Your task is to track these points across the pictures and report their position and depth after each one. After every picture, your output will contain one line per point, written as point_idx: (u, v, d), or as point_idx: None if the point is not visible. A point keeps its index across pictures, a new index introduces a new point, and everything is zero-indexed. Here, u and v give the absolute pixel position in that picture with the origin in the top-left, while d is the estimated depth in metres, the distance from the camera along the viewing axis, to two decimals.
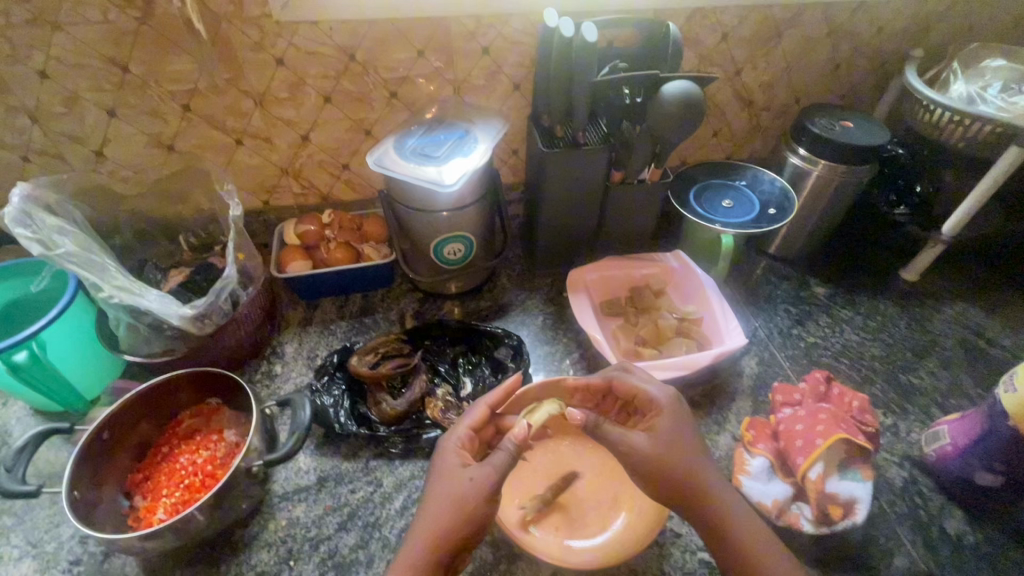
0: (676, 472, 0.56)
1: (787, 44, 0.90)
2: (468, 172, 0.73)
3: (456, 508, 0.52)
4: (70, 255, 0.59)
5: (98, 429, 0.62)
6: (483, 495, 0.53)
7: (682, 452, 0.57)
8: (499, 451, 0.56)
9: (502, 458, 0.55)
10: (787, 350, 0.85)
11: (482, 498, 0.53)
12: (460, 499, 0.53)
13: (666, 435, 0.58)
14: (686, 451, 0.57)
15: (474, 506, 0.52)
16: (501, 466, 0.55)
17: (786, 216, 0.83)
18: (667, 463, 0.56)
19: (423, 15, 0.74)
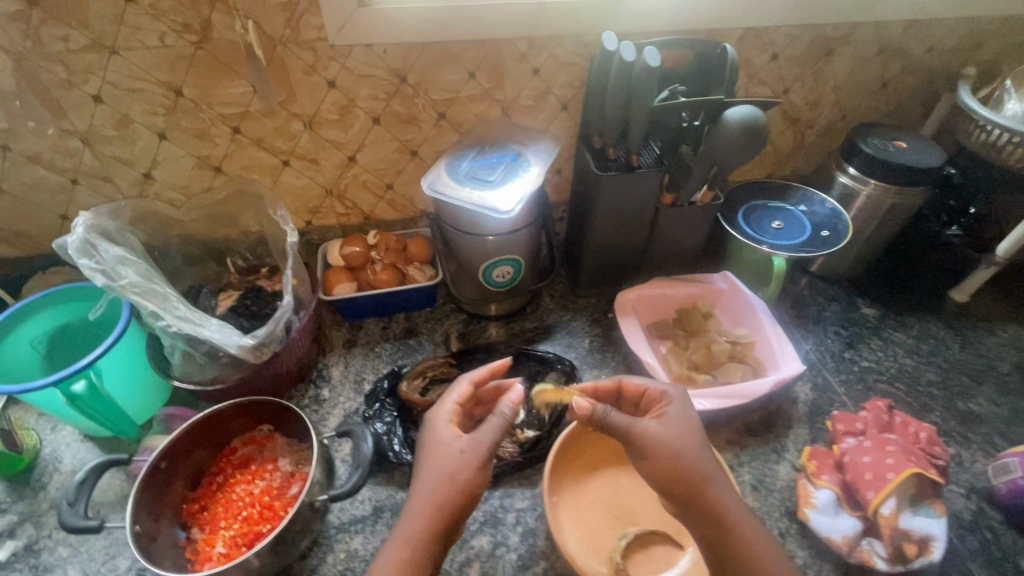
0: (674, 473, 0.56)
1: (838, 62, 0.88)
2: (526, 196, 0.71)
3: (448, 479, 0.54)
4: (133, 286, 0.58)
5: (159, 458, 0.62)
6: (472, 466, 0.54)
7: (687, 457, 0.57)
8: (492, 417, 0.57)
9: (494, 424, 0.56)
10: (841, 375, 0.83)
11: (472, 467, 0.54)
12: (451, 472, 0.54)
13: (673, 436, 0.58)
14: (689, 454, 0.57)
15: (464, 475, 0.54)
16: (493, 434, 0.56)
17: (840, 239, 0.81)
18: (667, 464, 0.57)
19: (477, 37, 0.73)
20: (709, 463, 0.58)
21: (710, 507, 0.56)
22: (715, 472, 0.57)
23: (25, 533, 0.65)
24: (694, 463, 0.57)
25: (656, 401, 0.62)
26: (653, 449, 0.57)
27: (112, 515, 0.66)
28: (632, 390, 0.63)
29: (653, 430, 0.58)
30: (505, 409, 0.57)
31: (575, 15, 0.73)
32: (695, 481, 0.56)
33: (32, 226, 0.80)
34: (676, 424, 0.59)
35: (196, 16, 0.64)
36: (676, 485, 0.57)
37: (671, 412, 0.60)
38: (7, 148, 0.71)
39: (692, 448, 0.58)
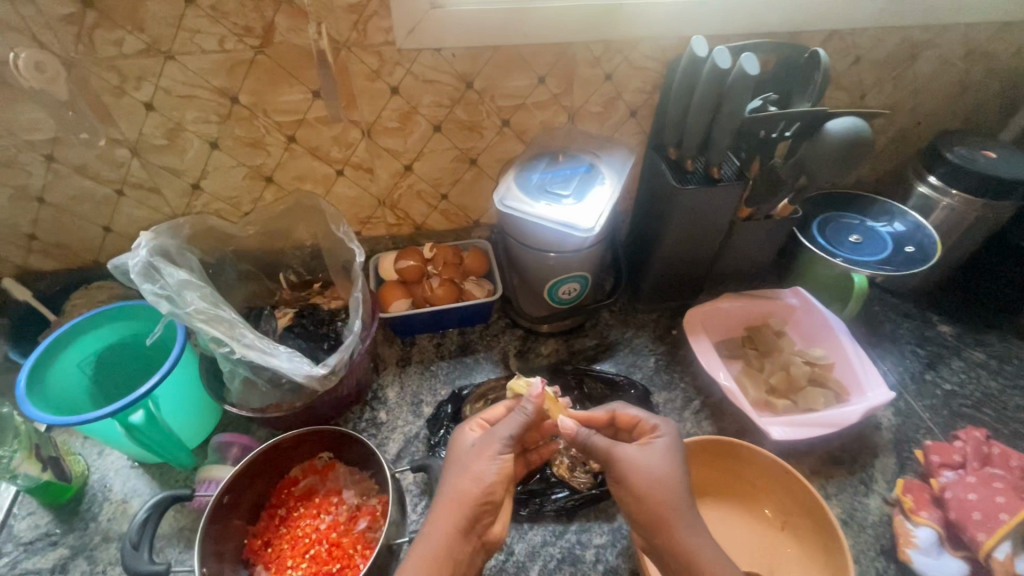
0: (640, 504, 0.52)
1: (922, 65, 0.82)
2: (605, 212, 0.67)
3: (466, 468, 0.55)
4: (201, 312, 0.55)
5: (223, 493, 0.58)
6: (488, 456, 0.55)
7: (654, 491, 0.52)
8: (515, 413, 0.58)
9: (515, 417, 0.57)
10: (925, 399, 0.78)
11: (482, 455, 0.55)
12: (466, 465, 0.55)
13: (652, 468, 0.53)
14: (661, 486, 0.52)
15: (476, 464, 0.54)
16: (508, 426, 0.57)
17: (927, 256, 0.77)
18: (637, 492, 0.52)
19: (551, 40, 0.68)
20: (679, 499, 0.52)
21: (673, 546, 0.50)
22: (686, 510, 0.51)
23: (78, 568, 0.62)
24: (665, 497, 0.52)
25: (647, 432, 0.58)
26: (630, 477, 0.53)
27: (169, 550, 0.62)
28: (625, 420, 0.61)
29: (632, 459, 0.54)
30: (525, 403, 0.58)
31: (654, 17, 0.68)
32: (658, 516, 0.51)
33: (75, 238, 0.76)
34: (661, 455, 0.55)
35: (259, 19, 0.60)
36: (642, 516, 0.52)
37: (659, 443, 0.56)
38: (53, 159, 0.67)
39: (665, 482, 0.52)
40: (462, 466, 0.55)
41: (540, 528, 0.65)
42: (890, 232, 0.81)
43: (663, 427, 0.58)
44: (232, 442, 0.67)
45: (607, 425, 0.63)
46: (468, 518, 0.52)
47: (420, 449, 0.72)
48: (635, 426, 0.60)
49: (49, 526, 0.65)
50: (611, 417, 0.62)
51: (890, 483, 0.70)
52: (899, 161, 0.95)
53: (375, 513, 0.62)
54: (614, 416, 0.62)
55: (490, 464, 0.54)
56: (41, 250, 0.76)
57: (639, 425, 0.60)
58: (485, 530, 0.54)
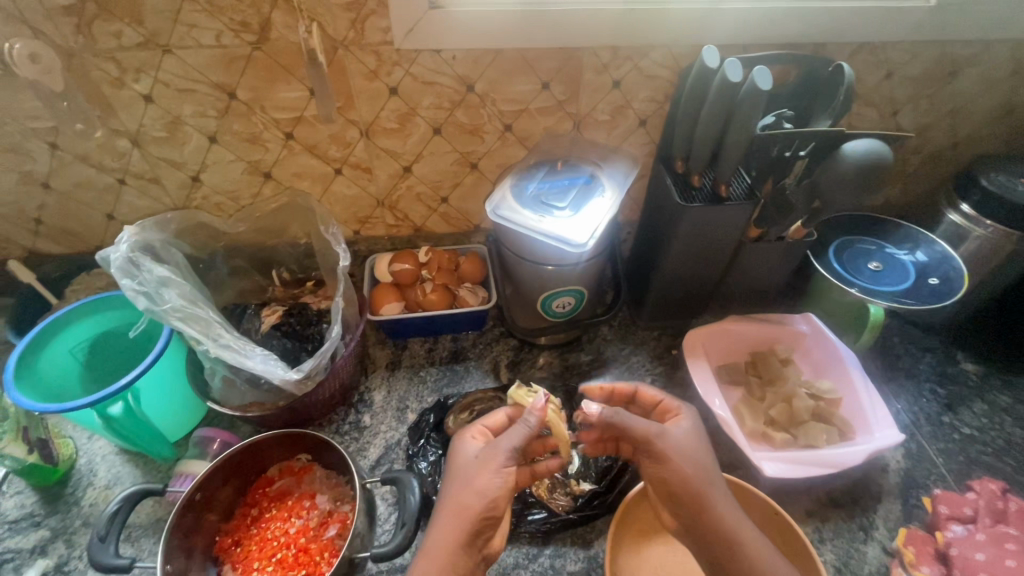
0: (681, 483, 0.51)
1: (961, 83, 0.76)
2: (601, 228, 0.64)
3: (469, 480, 0.51)
4: (175, 310, 0.56)
5: (194, 489, 0.58)
6: (494, 469, 0.51)
7: (692, 468, 0.52)
8: (520, 426, 0.53)
9: (521, 432, 0.53)
10: (939, 443, 0.73)
11: (488, 468, 0.51)
12: (470, 476, 0.51)
13: (688, 447, 0.53)
14: (699, 464, 0.52)
15: (482, 478, 0.50)
16: (511, 438, 0.53)
17: (953, 290, 0.71)
18: (679, 472, 0.51)
19: (557, 45, 0.65)
20: (712, 474, 0.52)
21: (714, 520, 0.50)
22: (719, 483, 0.52)
23: (56, 551, 0.63)
24: (701, 474, 0.52)
25: (669, 412, 0.58)
26: (672, 459, 0.52)
27: (143, 541, 0.63)
28: (646, 398, 0.60)
29: (669, 440, 0.52)
30: (527, 417, 0.54)
31: (666, 24, 0.64)
32: (697, 492, 0.51)
33: (79, 225, 0.77)
34: (693, 437, 0.54)
35: (256, 15, 0.59)
36: (681, 493, 0.51)
37: (688, 425, 0.56)
38: (56, 146, 0.68)
39: (701, 458, 0.53)
40: (468, 475, 0.51)
41: (512, 550, 0.63)
42: (912, 261, 0.76)
43: (684, 409, 0.58)
44: (213, 437, 0.67)
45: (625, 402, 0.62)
46: (474, 529, 0.49)
47: (399, 457, 0.70)
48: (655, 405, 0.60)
49: (34, 506, 0.66)
50: (632, 392, 0.62)
51: (891, 532, 0.65)
52: (931, 183, 0.88)
53: (345, 521, 0.61)
54: (635, 392, 0.61)
55: (495, 475, 0.50)
56: (47, 234, 0.77)
57: (660, 404, 0.60)
58: (487, 544, 0.51)
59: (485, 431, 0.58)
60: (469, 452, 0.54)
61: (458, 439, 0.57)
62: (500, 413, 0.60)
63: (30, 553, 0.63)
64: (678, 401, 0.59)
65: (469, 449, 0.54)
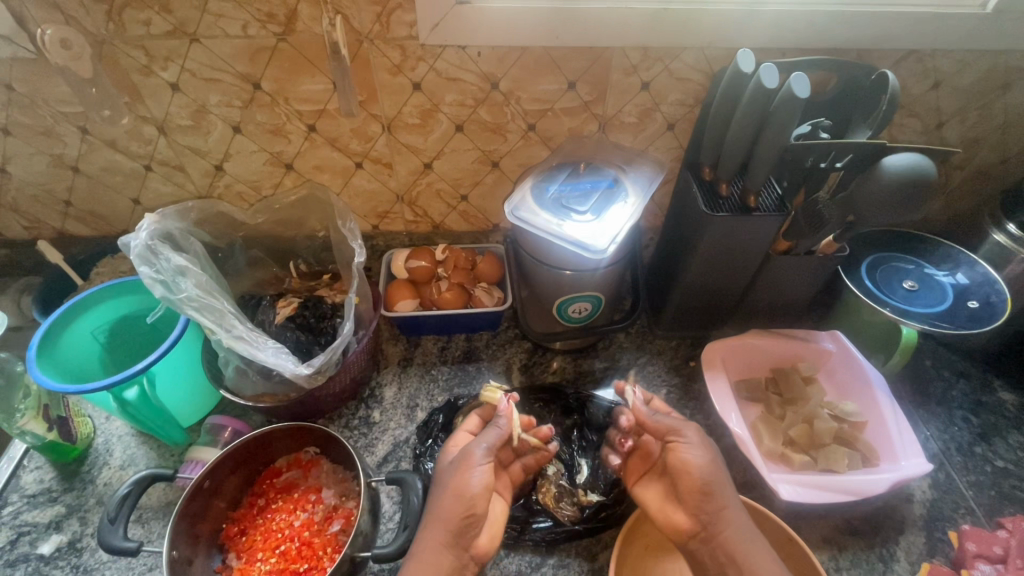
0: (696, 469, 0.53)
1: (1015, 95, 0.72)
2: (622, 234, 0.63)
3: (449, 483, 0.50)
4: (191, 300, 0.57)
5: (203, 476, 0.58)
6: (462, 469, 0.50)
7: (706, 461, 0.53)
8: (493, 428, 0.54)
9: (495, 434, 0.53)
10: (970, 475, 0.69)
11: (467, 469, 0.50)
12: (449, 480, 0.51)
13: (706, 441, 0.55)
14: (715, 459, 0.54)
15: (460, 477, 0.50)
16: (485, 440, 0.52)
17: (993, 315, 0.67)
18: (705, 465, 0.53)
19: (584, 45, 0.63)
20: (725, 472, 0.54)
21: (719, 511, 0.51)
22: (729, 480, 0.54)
23: (70, 528, 0.64)
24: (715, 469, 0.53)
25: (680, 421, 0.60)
26: (694, 452, 0.53)
27: (153, 523, 0.64)
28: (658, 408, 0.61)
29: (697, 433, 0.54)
30: (498, 421, 0.55)
31: (700, 25, 0.62)
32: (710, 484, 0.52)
33: (107, 209, 0.79)
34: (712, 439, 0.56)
35: (282, 6, 0.58)
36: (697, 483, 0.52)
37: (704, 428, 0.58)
38: (86, 131, 0.69)
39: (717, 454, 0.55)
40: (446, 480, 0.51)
41: (516, 556, 0.62)
42: (951, 282, 0.72)
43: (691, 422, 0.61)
44: (224, 425, 0.67)
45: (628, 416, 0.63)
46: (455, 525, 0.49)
47: (406, 456, 0.70)
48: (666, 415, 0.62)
49: (51, 482, 0.68)
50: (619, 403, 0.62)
51: (913, 566, 0.62)
52: (976, 199, 0.84)
53: (349, 517, 0.61)
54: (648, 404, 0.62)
55: (475, 477, 0.50)
56: (75, 216, 0.79)
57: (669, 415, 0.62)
58: (474, 544, 0.51)
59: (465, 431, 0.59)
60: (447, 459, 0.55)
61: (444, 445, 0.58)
62: (475, 417, 0.60)
63: (46, 528, 0.64)
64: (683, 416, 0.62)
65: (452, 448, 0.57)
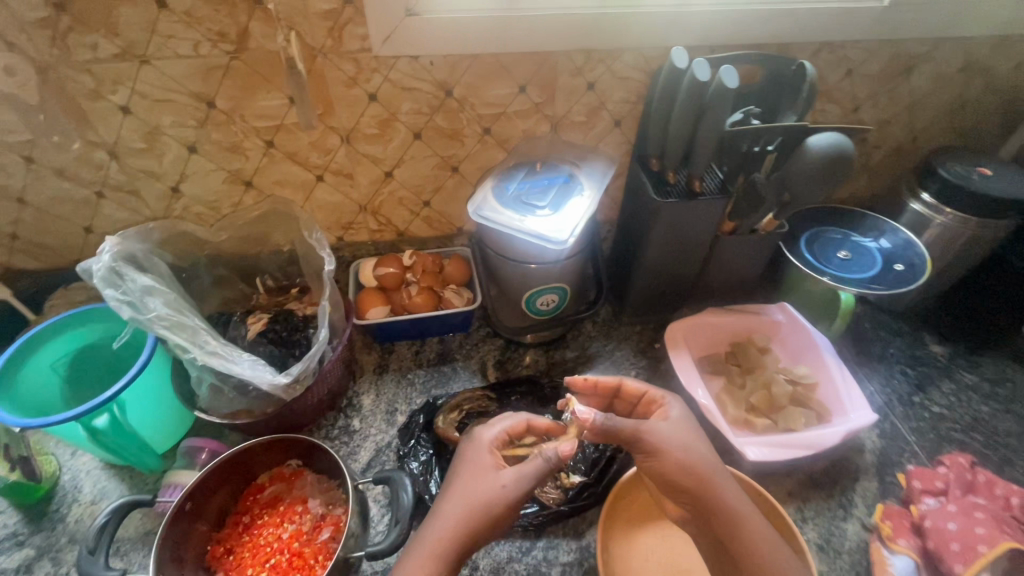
0: (676, 470, 0.53)
1: (916, 79, 0.80)
2: (581, 226, 0.66)
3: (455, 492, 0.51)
4: (161, 318, 0.55)
5: (183, 498, 0.58)
6: (507, 502, 0.50)
7: (684, 456, 0.54)
8: (538, 459, 0.52)
9: (538, 467, 0.51)
10: (911, 422, 0.76)
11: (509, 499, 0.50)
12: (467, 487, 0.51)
13: (673, 438, 0.55)
14: (692, 451, 0.54)
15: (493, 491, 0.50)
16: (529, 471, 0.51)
17: (917, 274, 0.75)
18: (672, 457, 0.54)
19: (531, 50, 0.67)
20: (711, 459, 0.54)
21: (713, 505, 0.52)
22: (719, 469, 0.54)
23: (42, 569, 0.62)
24: (698, 464, 0.53)
25: (655, 403, 0.61)
26: (659, 449, 0.54)
27: (133, 554, 0.62)
28: (632, 393, 0.62)
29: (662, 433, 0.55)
30: (547, 453, 0.52)
31: (636, 27, 0.67)
32: (695, 479, 0.53)
33: (57, 239, 0.76)
34: (679, 424, 0.57)
35: (233, 24, 0.59)
36: (681, 480, 0.53)
37: (673, 414, 0.58)
38: (31, 160, 0.67)
39: (694, 446, 0.55)
40: (483, 491, 0.51)
41: (506, 544, 0.64)
42: (878, 248, 0.79)
43: (669, 399, 0.60)
44: (200, 447, 0.67)
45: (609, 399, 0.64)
46: (476, 532, 0.49)
47: (390, 459, 0.71)
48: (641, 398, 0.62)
49: (17, 525, 0.65)
50: (614, 391, 0.63)
51: (870, 509, 0.67)
52: (894, 175, 0.92)
53: (338, 524, 0.62)
54: (618, 388, 0.63)
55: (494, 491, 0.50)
56: (22, 250, 0.76)
57: (645, 397, 0.62)
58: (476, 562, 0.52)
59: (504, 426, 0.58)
60: (486, 459, 0.54)
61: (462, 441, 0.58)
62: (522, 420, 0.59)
63: (15, 573, 0.61)
64: (661, 392, 0.62)
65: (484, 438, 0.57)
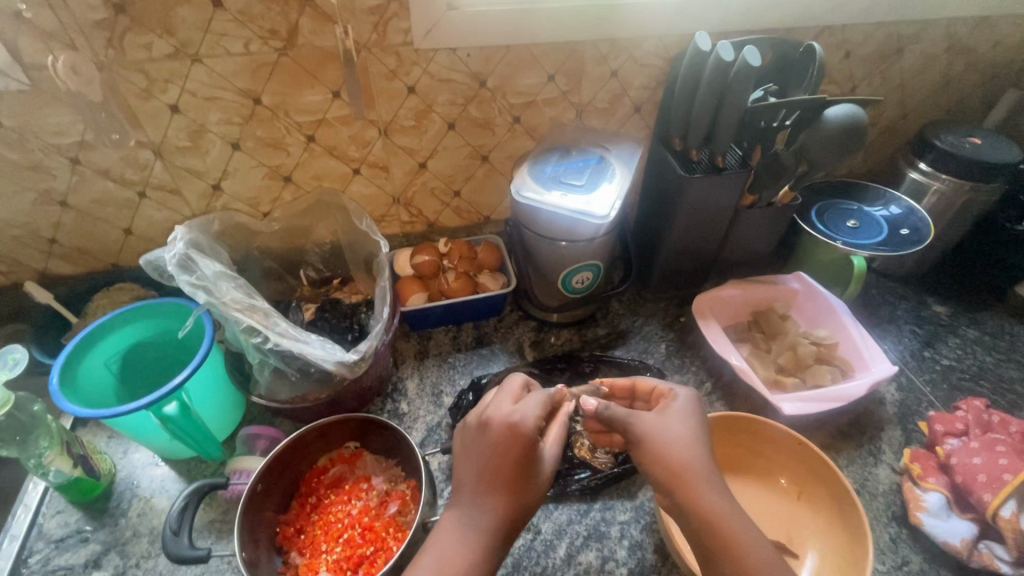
0: (659, 469, 0.52)
1: (907, 59, 0.87)
2: (617, 202, 0.70)
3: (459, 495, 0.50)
4: (233, 300, 0.58)
5: (257, 480, 0.59)
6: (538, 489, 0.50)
7: (671, 454, 0.52)
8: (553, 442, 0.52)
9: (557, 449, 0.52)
10: (925, 374, 0.82)
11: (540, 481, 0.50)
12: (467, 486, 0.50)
13: (663, 433, 0.54)
14: (679, 449, 0.52)
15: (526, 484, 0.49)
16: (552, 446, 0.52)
17: (923, 237, 0.81)
18: (658, 456, 0.52)
19: (560, 40, 0.71)
20: (695, 459, 0.52)
21: (697, 511, 0.50)
22: (708, 473, 0.51)
23: (111, 563, 0.62)
24: (684, 465, 0.51)
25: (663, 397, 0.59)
26: (646, 445, 0.53)
27: (201, 541, 0.63)
28: (644, 388, 0.62)
29: (649, 430, 0.54)
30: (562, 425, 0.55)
31: (658, 15, 0.71)
32: (674, 479, 0.51)
33: (97, 242, 0.77)
34: (678, 419, 0.55)
35: (284, 22, 0.62)
36: (665, 479, 0.52)
37: (674, 408, 0.56)
38: (78, 161, 0.68)
39: (681, 443, 0.53)
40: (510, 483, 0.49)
41: (566, 508, 0.67)
42: (885, 216, 0.85)
43: (678, 391, 0.58)
44: (259, 434, 0.68)
45: (627, 394, 0.64)
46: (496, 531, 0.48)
47: (444, 436, 0.73)
48: (653, 393, 0.62)
49: (79, 523, 0.65)
50: (631, 386, 0.63)
51: (897, 454, 0.72)
52: (888, 150, 0.99)
53: (405, 498, 0.64)
54: (633, 386, 0.63)
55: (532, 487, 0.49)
56: (61, 255, 0.77)
57: (655, 391, 0.61)
58: None
59: (513, 399, 0.54)
60: (516, 438, 0.49)
61: (468, 420, 0.53)
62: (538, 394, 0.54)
63: (84, 568, 0.62)
64: (670, 385, 0.60)
65: (502, 414, 0.51)
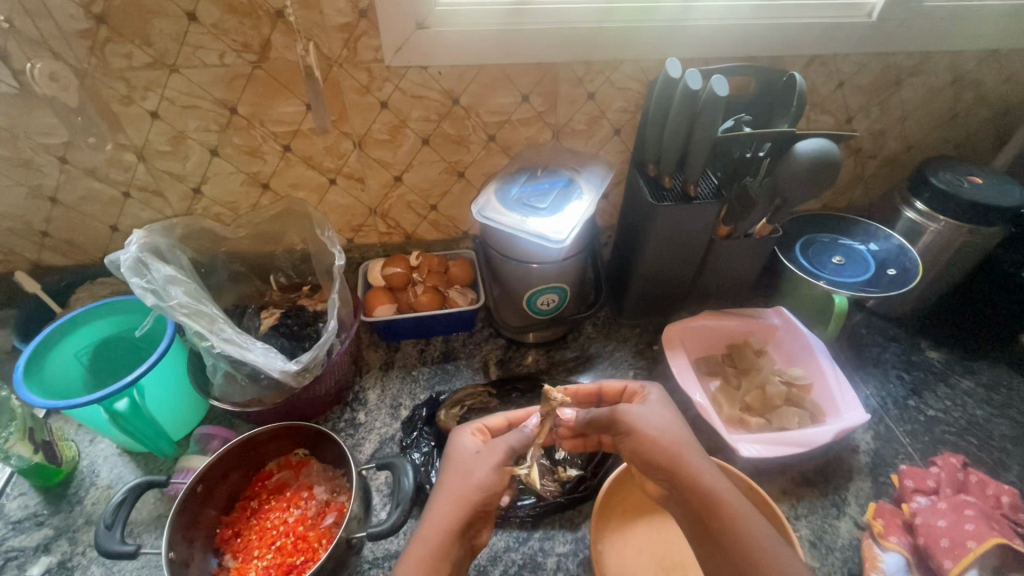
0: (653, 450, 0.52)
1: (906, 91, 0.83)
2: (579, 225, 0.69)
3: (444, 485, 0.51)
4: (179, 307, 0.60)
5: (197, 480, 0.61)
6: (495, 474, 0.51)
7: (661, 435, 0.53)
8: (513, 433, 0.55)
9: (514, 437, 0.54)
10: (906, 424, 0.77)
11: (487, 461, 0.52)
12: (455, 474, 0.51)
13: (652, 419, 0.55)
14: (668, 432, 0.53)
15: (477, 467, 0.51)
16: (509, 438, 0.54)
17: (910, 279, 0.76)
18: (649, 439, 0.53)
19: (534, 61, 0.71)
20: (686, 440, 0.53)
21: (693, 486, 0.50)
22: (699, 451, 0.52)
23: (59, 548, 0.64)
24: (678, 445, 0.52)
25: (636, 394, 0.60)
26: (637, 431, 0.54)
27: (145, 536, 0.65)
28: (613, 391, 0.62)
29: (639, 418, 0.54)
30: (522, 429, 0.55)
31: (634, 39, 0.70)
32: (670, 456, 0.52)
33: (84, 236, 0.81)
34: (660, 407, 0.56)
35: (256, 36, 0.64)
36: (658, 459, 0.52)
37: (654, 398, 0.57)
38: (65, 161, 0.72)
39: (668, 427, 0.54)
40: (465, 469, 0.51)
41: (504, 534, 0.66)
42: (871, 254, 0.81)
43: (649, 387, 0.60)
44: (213, 434, 0.70)
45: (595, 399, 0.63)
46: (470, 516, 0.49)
47: (394, 450, 0.74)
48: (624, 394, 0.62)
49: (37, 507, 0.68)
50: (598, 390, 0.63)
51: (862, 508, 0.68)
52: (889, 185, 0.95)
53: (342, 509, 0.64)
54: (601, 389, 0.62)
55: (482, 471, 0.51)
56: (51, 248, 0.81)
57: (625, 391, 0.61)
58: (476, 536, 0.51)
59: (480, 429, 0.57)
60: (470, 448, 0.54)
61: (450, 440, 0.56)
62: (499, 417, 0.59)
63: (34, 551, 0.64)
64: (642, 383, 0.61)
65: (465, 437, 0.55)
